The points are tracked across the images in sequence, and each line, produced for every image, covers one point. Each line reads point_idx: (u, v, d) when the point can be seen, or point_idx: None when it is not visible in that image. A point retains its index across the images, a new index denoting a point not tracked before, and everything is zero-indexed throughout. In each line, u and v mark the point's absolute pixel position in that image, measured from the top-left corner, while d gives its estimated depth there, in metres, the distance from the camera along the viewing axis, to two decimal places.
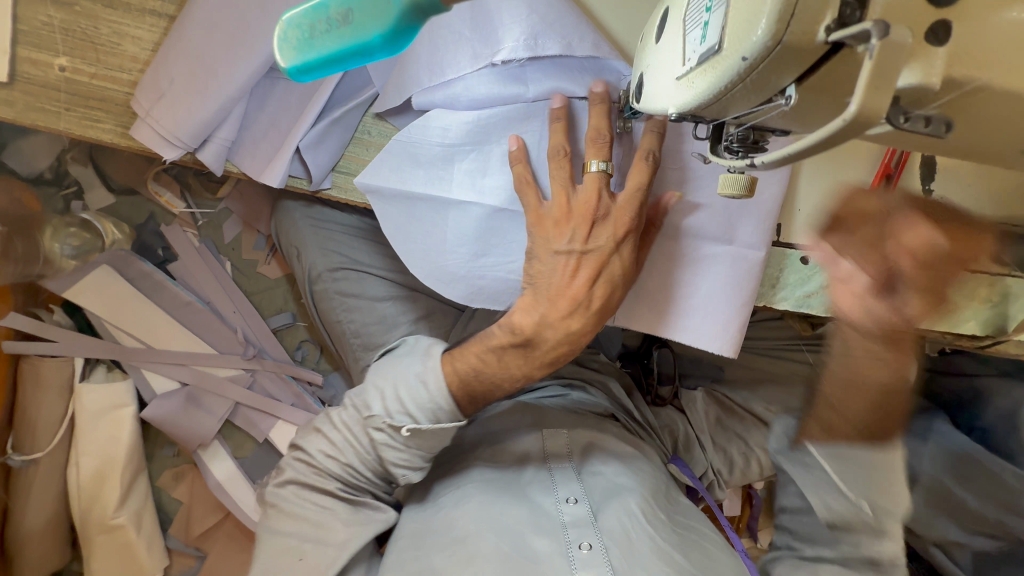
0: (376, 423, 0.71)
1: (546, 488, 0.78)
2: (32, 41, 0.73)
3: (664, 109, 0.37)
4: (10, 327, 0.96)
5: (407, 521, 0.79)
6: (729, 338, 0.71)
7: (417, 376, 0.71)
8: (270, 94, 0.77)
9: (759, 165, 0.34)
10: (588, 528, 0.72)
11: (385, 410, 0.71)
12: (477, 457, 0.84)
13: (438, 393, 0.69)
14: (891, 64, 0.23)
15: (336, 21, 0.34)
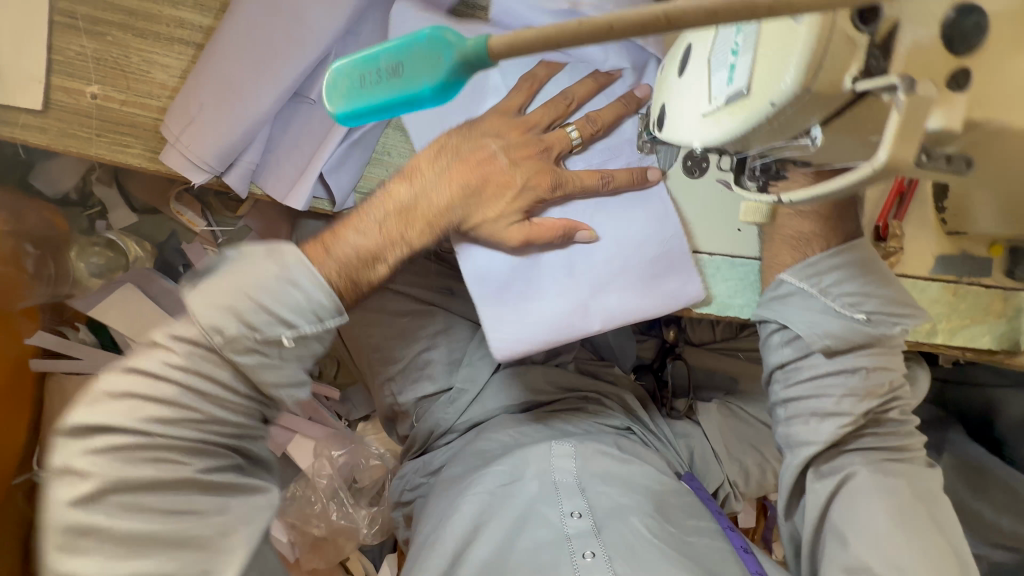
0: (240, 344, 0.54)
1: (550, 501, 0.78)
2: (66, 70, 0.76)
3: (691, 143, 0.39)
4: (37, 344, 0.98)
5: (425, 537, 0.80)
6: (515, 345, 0.68)
7: (282, 272, 0.56)
8: (295, 116, 0.79)
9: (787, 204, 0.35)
10: (592, 538, 0.73)
11: (244, 324, 0.54)
12: (490, 467, 0.84)
13: (317, 289, 0.56)
14: (916, 113, 0.27)
15: (386, 73, 0.30)
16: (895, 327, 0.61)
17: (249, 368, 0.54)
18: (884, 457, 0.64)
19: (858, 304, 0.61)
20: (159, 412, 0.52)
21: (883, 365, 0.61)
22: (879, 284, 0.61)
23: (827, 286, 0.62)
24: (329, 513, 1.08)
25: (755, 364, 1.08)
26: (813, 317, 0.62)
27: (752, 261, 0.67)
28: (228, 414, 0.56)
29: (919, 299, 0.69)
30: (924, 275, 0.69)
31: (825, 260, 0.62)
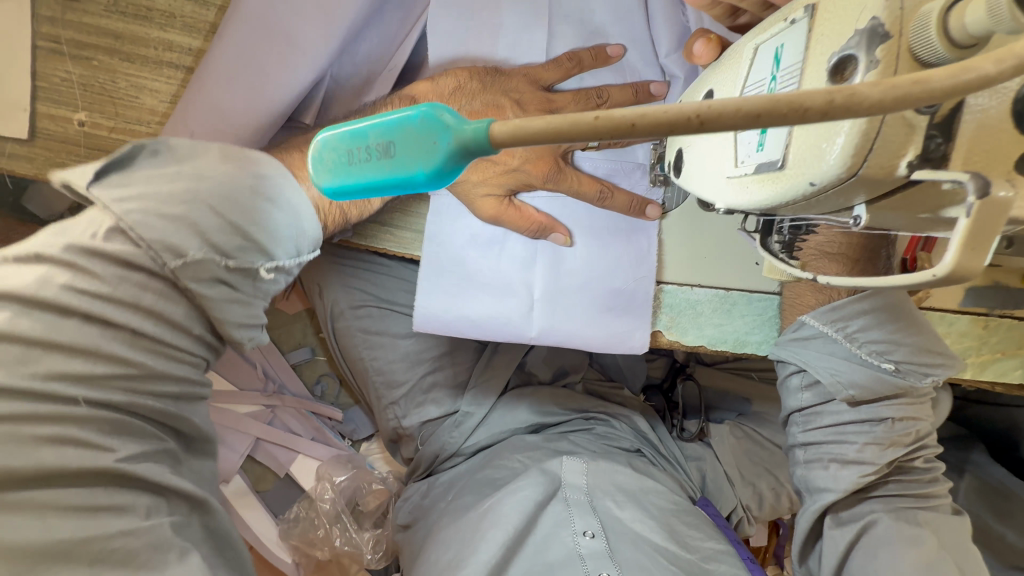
0: (201, 268, 0.47)
1: (561, 521, 0.74)
2: (52, 97, 0.73)
3: (713, 202, 0.36)
4: None
5: (434, 560, 0.76)
6: (439, 323, 0.64)
7: (253, 190, 0.50)
8: (290, 141, 0.75)
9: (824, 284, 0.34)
10: (606, 559, 0.69)
11: (208, 245, 0.47)
12: (505, 486, 0.80)
13: (295, 213, 0.53)
14: (990, 224, 0.23)
15: (376, 151, 0.27)
16: (921, 378, 0.57)
17: (210, 301, 0.48)
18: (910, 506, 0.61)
19: (885, 353, 0.56)
20: (70, 369, 0.44)
21: (908, 414, 0.59)
22: (910, 331, 0.56)
23: (853, 333, 0.57)
24: (332, 538, 1.06)
25: (768, 385, 1.05)
26: (835, 364, 0.58)
27: (769, 296, 0.64)
28: (170, 365, 0.49)
29: (947, 333, 0.66)
30: (952, 309, 0.65)
31: (856, 303, 0.56)
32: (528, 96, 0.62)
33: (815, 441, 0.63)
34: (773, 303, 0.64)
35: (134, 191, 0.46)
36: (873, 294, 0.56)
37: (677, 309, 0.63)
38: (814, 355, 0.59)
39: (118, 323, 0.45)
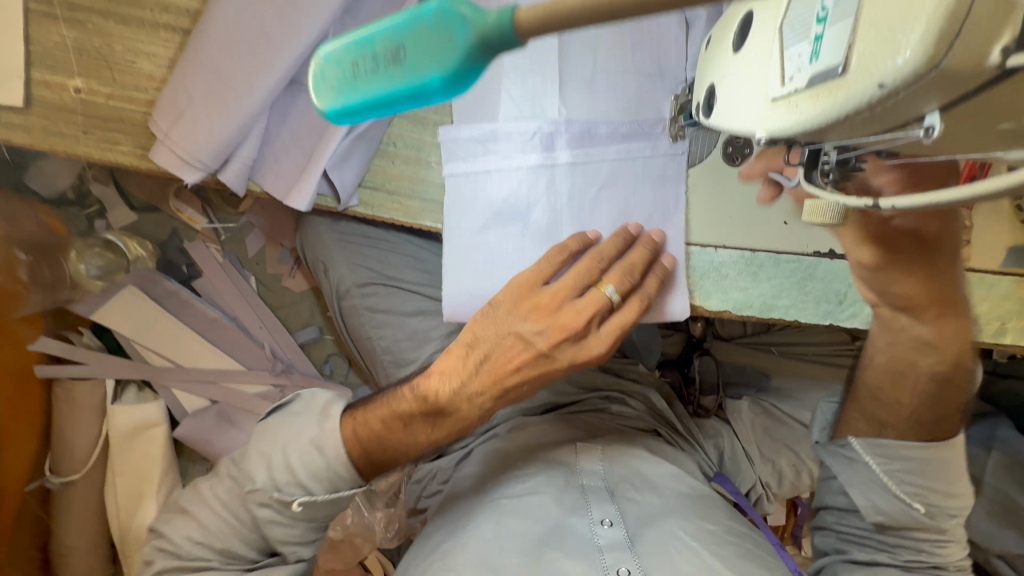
0: (260, 498, 0.65)
1: (575, 508, 0.73)
2: (47, 63, 0.70)
3: (751, 131, 0.33)
4: (41, 351, 0.94)
5: (440, 543, 0.73)
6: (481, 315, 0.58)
7: (312, 441, 0.64)
8: (292, 107, 0.72)
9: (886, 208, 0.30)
10: (625, 552, 0.67)
11: (272, 480, 0.64)
12: (511, 472, 0.79)
13: (335, 459, 0.62)
14: None
15: (383, 58, 0.24)
16: (953, 521, 0.64)
17: (267, 519, 0.66)
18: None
19: (918, 495, 0.64)
20: (194, 534, 0.69)
21: (942, 538, 0.65)
22: (947, 481, 0.63)
23: (895, 469, 0.64)
24: (344, 518, 1.06)
25: (789, 361, 1.00)
26: (871, 490, 0.66)
27: (798, 258, 0.60)
28: (240, 547, 0.70)
29: (988, 296, 0.62)
30: (993, 270, 0.61)
31: (904, 447, 0.63)
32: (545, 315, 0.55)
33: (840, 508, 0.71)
34: (804, 265, 0.60)
35: (261, 432, 0.68)
36: (927, 450, 0.62)
37: (700, 272, 0.60)
38: (853, 473, 0.67)
39: (222, 511, 0.70)
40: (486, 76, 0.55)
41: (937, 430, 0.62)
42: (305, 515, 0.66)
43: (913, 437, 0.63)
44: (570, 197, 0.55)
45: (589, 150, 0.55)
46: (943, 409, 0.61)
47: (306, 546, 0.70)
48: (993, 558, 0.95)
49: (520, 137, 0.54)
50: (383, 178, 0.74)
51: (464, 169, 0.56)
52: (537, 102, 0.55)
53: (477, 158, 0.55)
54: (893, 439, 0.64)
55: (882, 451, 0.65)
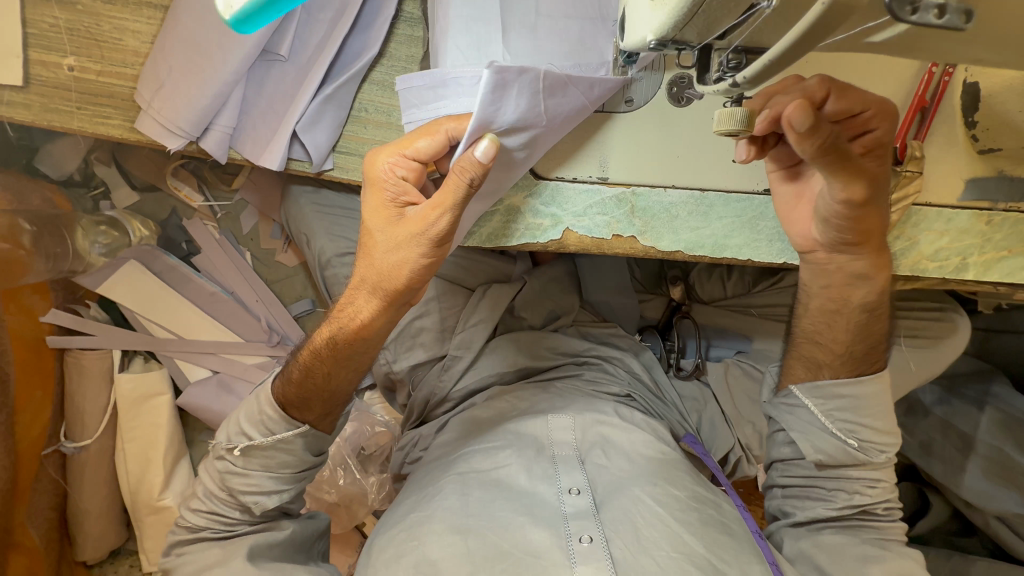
0: (219, 452, 0.70)
1: (543, 476, 0.67)
2: (42, 44, 0.75)
3: (643, 39, 0.35)
4: (52, 322, 1.01)
5: (405, 513, 0.65)
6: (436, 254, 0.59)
7: (254, 394, 0.69)
8: (267, 77, 0.76)
9: (742, 83, 0.31)
10: (590, 519, 0.61)
11: (227, 435, 0.70)
12: (477, 445, 0.72)
13: (264, 402, 0.66)
14: None
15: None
16: (883, 455, 0.66)
17: (238, 477, 0.68)
18: (874, 535, 0.66)
19: (851, 431, 0.66)
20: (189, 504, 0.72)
21: (876, 477, 0.67)
22: (876, 418, 0.65)
23: (830, 409, 0.66)
24: (337, 479, 1.08)
25: (770, 322, 0.99)
26: (810, 432, 0.67)
27: (750, 197, 0.62)
28: (219, 512, 0.70)
29: (946, 230, 0.61)
30: (950, 204, 0.61)
31: (836, 385, 0.65)
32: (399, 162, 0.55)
33: (782, 464, 0.73)
34: (755, 203, 0.62)
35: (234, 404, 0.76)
36: (856, 384, 0.64)
37: (651, 213, 0.62)
38: (795, 421, 0.69)
39: (203, 475, 0.72)
40: (436, 28, 0.58)
41: (867, 365, 0.65)
42: (258, 463, 0.68)
43: (845, 374, 0.66)
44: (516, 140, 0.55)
45: None
46: (872, 340, 0.65)
47: (268, 497, 0.69)
48: (988, 518, 0.93)
49: (467, 82, 0.56)
50: (356, 143, 0.77)
51: (419, 116, 0.59)
52: (481, 50, 0.56)
53: (430, 104, 0.58)
54: (830, 380, 0.66)
55: (819, 393, 0.66)
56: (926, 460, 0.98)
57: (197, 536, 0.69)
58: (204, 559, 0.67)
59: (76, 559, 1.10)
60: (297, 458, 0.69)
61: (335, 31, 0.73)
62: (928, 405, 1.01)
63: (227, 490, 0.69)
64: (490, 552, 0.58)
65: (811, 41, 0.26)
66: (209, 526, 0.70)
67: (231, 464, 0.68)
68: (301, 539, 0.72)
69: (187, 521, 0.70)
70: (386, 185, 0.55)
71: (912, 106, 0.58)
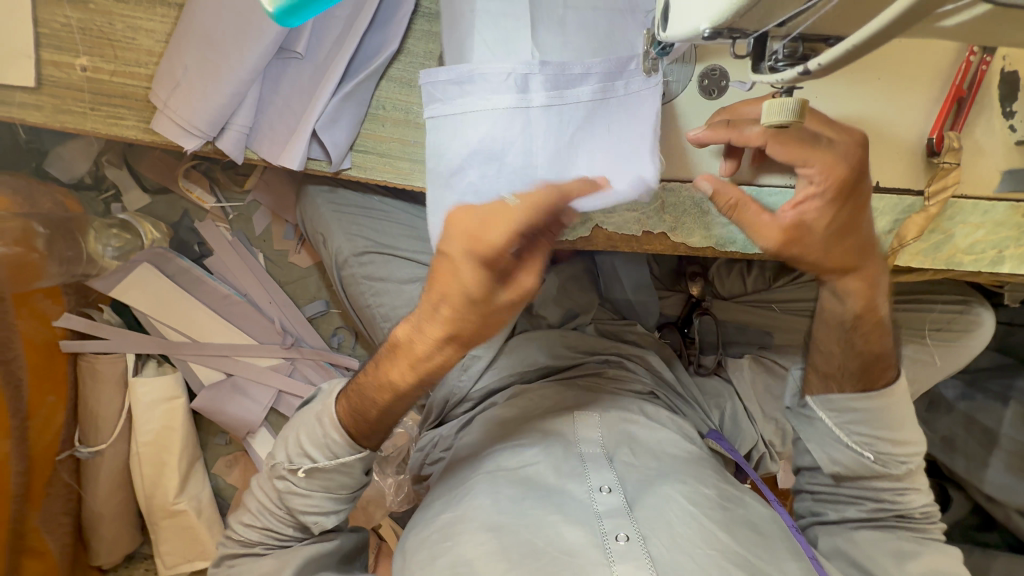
0: (279, 472, 0.67)
1: (572, 474, 0.65)
2: (54, 44, 0.74)
3: (698, 28, 0.33)
4: (66, 327, 1.00)
5: (436, 515, 0.65)
6: None
7: (315, 415, 0.66)
8: (283, 75, 0.75)
9: (815, 70, 0.29)
10: (625, 518, 0.59)
11: (286, 454, 0.67)
12: (505, 445, 0.71)
13: (330, 426, 0.64)
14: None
15: None
16: (904, 467, 0.65)
17: (287, 492, 0.66)
18: (912, 534, 0.65)
19: (867, 444, 0.66)
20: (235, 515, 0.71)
21: (902, 484, 0.66)
22: (894, 428, 0.65)
23: (844, 422, 0.67)
24: None
25: (792, 317, 0.95)
26: (827, 445, 0.69)
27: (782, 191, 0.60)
28: (274, 528, 0.68)
29: (983, 223, 0.60)
30: (987, 196, 0.59)
31: (846, 399, 0.66)
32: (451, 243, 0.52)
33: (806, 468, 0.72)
34: None
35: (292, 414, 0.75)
36: (867, 399, 0.64)
37: (681, 209, 0.61)
38: (812, 431, 0.70)
39: (257, 488, 0.70)
40: (460, 21, 0.57)
41: (872, 381, 0.64)
42: (320, 483, 0.66)
43: (853, 388, 0.66)
44: (546, 139, 0.55)
45: (564, 91, 0.55)
46: (867, 358, 0.64)
47: (328, 517, 0.67)
48: (1014, 513, 0.91)
49: (494, 79, 0.54)
50: (375, 141, 0.76)
51: (444, 111, 0.57)
52: (509, 44, 0.55)
53: (454, 98, 0.57)
54: (843, 395, 0.66)
55: (832, 406, 0.67)
56: (949, 455, 0.97)
57: (249, 550, 0.68)
58: (256, 569, 0.66)
59: (91, 564, 1.09)
60: (356, 480, 0.67)
61: (353, 27, 0.72)
62: (950, 400, 1.00)
63: (284, 507, 0.67)
64: (526, 550, 0.57)
65: (903, 23, 0.24)
66: (263, 541, 0.68)
67: (292, 484, 0.66)
68: (349, 549, 0.71)
69: (241, 535, 0.69)
70: (490, 266, 0.51)
71: (949, 96, 0.56)
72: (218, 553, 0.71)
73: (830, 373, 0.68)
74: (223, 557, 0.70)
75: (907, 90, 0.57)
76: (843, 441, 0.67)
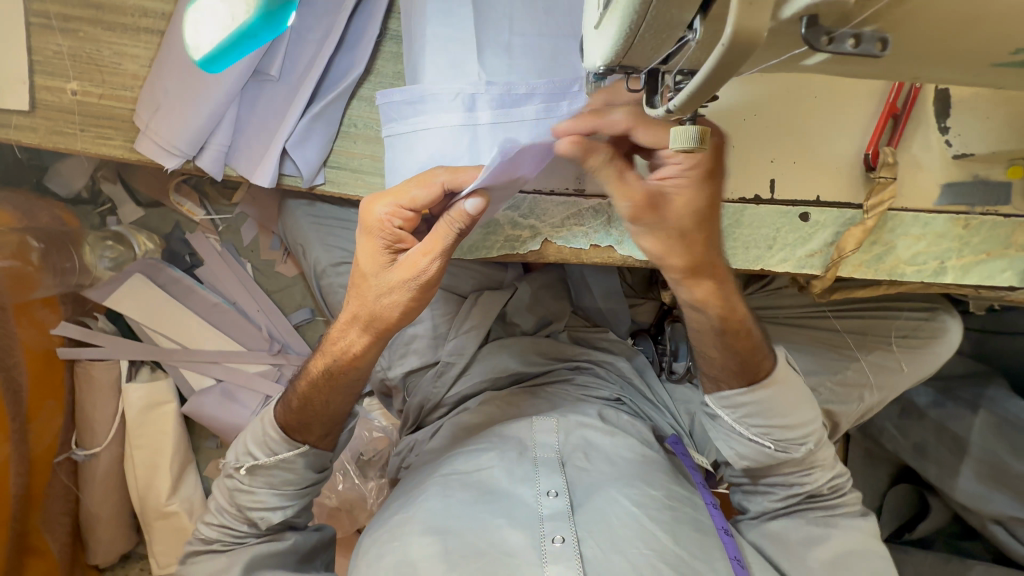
0: (228, 470, 0.71)
1: (523, 478, 0.68)
2: (47, 70, 0.79)
3: (593, 66, 0.37)
4: (62, 335, 1.05)
5: (392, 514, 0.67)
6: None
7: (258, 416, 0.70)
8: (258, 96, 0.78)
9: (675, 110, 0.31)
10: (565, 521, 0.62)
11: (236, 454, 0.71)
12: (464, 447, 0.74)
13: (267, 423, 0.68)
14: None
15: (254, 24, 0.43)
16: (804, 447, 0.68)
17: (241, 489, 0.69)
18: (821, 514, 0.71)
19: (766, 434, 0.68)
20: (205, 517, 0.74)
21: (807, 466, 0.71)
22: (785, 415, 0.67)
23: (742, 416, 0.68)
24: (337, 484, 1.10)
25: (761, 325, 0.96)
26: (732, 440, 0.70)
27: (724, 205, 0.61)
28: (232, 528, 0.71)
29: (923, 235, 0.61)
30: (926, 208, 0.61)
31: (737, 395, 0.67)
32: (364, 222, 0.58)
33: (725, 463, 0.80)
34: (730, 211, 0.62)
35: None
36: (753, 393, 0.66)
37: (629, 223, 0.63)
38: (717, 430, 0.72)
39: (215, 488, 0.74)
40: (414, 44, 0.60)
41: (756, 372, 0.66)
42: (263, 480, 0.69)
43: (740, 384, 0.67)
44: (491, 153, 0.59)
45: (510, 110, 0.59)
46: (744, 354, 0.66)
47: (273, 512, 0.69)
48: (985, 521, 0.91)
49: (444, 98, 0.58)
50: (346, 158, 0.79)
51: (399, 129, 0.61)
52: (459, 67, 0.58)
53: (408, 116, 0.60)
54: (729, 391, 0.67)
55: (727, 404, 0.68)
56: (921, 462, 0.98)
57: (208, 548, 0.71)
58: (211, 567, 0.68)
59: (88, 563, 1.14)
60: (300, 476, 0.70)
61: (323, 51, 0.75)
62: (922, 407, 1.00)
63: (236, 506, 0.70)
64: (469, 550, 0.59)
65: (724, 73, 0.25)
66: (221, 539, 0.71)
67: (238, 483, 0.69)
68: (305, 549, 0.73)
69: (201, 533, 0.72)
70: (380, 233, 0.55)
71: (884, 115, 0.58)
72: (187, 549, 0.73)
73: (720, 376, 0.68)
74: (187, 556, 0.73)
75: (841, 108, 0.60)
76: (740, 432, 0.69)
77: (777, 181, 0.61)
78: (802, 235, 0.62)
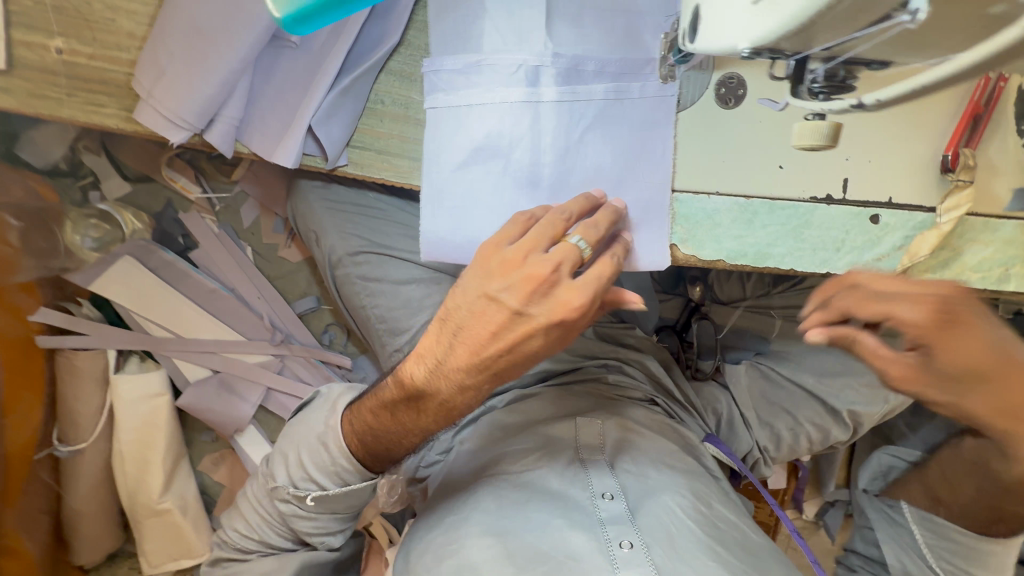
0: (281, 494, 0.68)
1: (574, 479, 0.65)
2: (27, 23, 0.69)
3: (734, 45, 0.34)
4: (41, 322, 0.96)
5: (440, 518, 0.66)
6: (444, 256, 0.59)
7: (319, 437, 0.66)
8: (276, 65, 0.71)
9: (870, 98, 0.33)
10: (629, 525, 0.60)
11: (290, 478, 0.67)
12: (504, 449, 0.72)
13: (341, 455, 0.64)
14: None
15: None
16: None
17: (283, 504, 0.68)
18: None
19: None
20: (237, 527, 0.73)
21: None
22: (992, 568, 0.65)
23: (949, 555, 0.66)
24: None
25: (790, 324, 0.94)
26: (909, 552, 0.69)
27: (794, 204, 0.58)
28: (277, 541, 0.71)
29: (991, 242, 0.60)
30: (996, 214, 0.59)
31: (952, 527, 0.65)
32: (520, 297, 0.49)
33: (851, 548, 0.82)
34: (800, 211, 0.58)
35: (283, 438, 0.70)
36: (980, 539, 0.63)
37: (693, 220, 0.58)
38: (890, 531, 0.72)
39: (252, 500, 0.72)
40: (472, 15, 0.55)
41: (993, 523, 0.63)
42: (327, 508, 0.67)
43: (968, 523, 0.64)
44: (555, 134, 0.54)
45: (576, 87, 0.54)
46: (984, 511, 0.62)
47: (333, 536, 0.71)
48: None
49: (503, 69, 0.54)
50: (372, 137, 0.72)
51: (449, 102, 0.56)
52: (523, 36, 0.54)
53: (460, 89, 0.55)
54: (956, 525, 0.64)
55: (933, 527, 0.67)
56: None
57: (249, 557, 0.72)
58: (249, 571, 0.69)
59: (71, 564, 1.06)
60: (362, 500, 0.69)
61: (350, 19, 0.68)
62: None
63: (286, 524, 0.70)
64: (530, 554, 0.58)
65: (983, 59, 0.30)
66: (263, 548, 0.72)
67: (297, 508, 0.67)
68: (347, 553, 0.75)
69: (239, 543, 0.72)
70: (561, 316, 0.49)
71: (964, 116, 0.55)
72: (212, 554, 0.75)
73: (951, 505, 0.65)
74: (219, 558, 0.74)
75: (919, 106, 0.56)
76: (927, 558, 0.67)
77: (850, 181, 0.58)
78: (871, 238, 0.59)
